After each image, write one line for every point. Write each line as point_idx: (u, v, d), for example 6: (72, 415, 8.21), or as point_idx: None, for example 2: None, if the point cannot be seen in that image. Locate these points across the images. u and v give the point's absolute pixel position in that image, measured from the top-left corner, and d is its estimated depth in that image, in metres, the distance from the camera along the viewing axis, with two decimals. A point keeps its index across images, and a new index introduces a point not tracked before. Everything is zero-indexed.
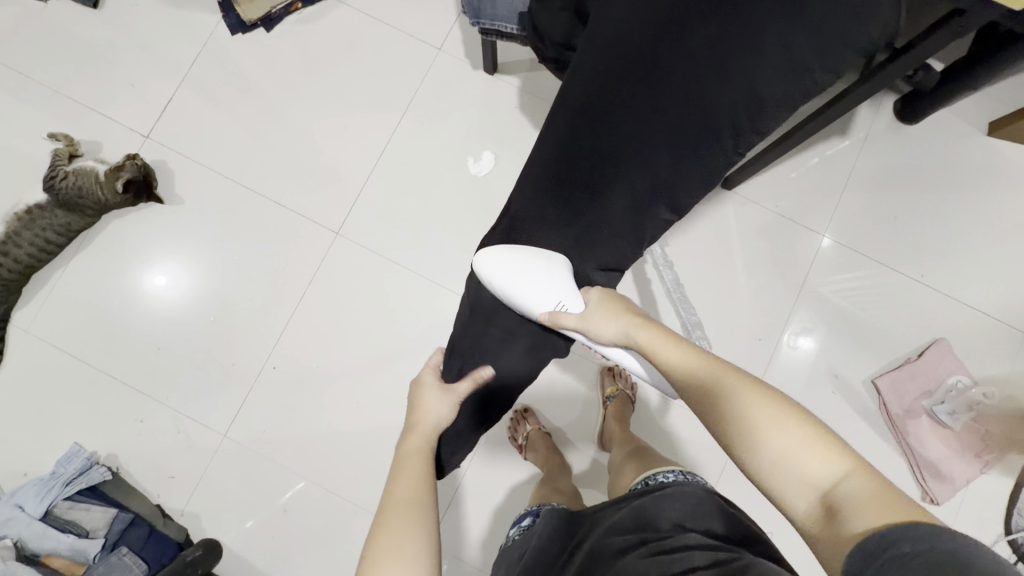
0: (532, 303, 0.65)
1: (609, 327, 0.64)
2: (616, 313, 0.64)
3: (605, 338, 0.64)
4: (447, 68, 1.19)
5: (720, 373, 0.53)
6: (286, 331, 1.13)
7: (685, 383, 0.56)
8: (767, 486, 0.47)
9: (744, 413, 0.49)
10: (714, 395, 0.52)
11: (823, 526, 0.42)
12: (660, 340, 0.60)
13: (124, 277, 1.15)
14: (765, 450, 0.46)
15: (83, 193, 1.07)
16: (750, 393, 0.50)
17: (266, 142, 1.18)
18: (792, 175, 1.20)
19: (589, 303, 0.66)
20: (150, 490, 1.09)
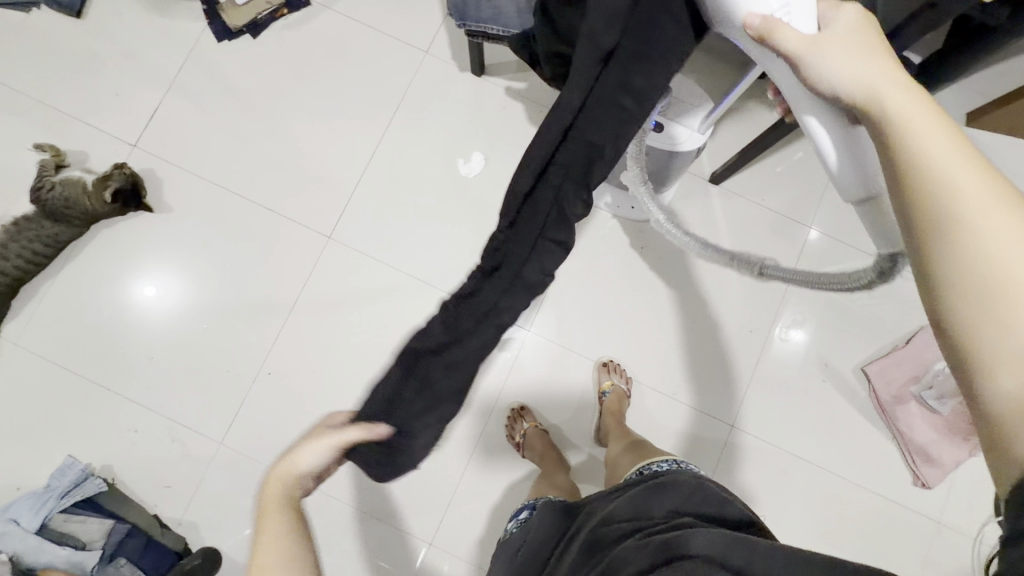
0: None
1: (847, 67, 0.37)
2: (868, 59, 0.37)
3: (830, 82, 0.38)
4: (435, 71, 1.20)
5: (994, 188, 0.32)
6: (280, 336, 1.13)
7: (927, 181, 0.33)
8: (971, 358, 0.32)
9: (1004, 231, 0.31)
10: (973, 195, 0.32)
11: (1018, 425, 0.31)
12: (922, 108, 0.35)
13: (115, 288, 1.14)
14: (1013, 319, 0.31)
15: (70, 203, 1.06)
16: (1013, 215, 0.32)
17: (255, 147, 1.18)
18: (777, 168, 1.22)
19: (830, 27, 0.39)
20: (146, 500, 1.08)
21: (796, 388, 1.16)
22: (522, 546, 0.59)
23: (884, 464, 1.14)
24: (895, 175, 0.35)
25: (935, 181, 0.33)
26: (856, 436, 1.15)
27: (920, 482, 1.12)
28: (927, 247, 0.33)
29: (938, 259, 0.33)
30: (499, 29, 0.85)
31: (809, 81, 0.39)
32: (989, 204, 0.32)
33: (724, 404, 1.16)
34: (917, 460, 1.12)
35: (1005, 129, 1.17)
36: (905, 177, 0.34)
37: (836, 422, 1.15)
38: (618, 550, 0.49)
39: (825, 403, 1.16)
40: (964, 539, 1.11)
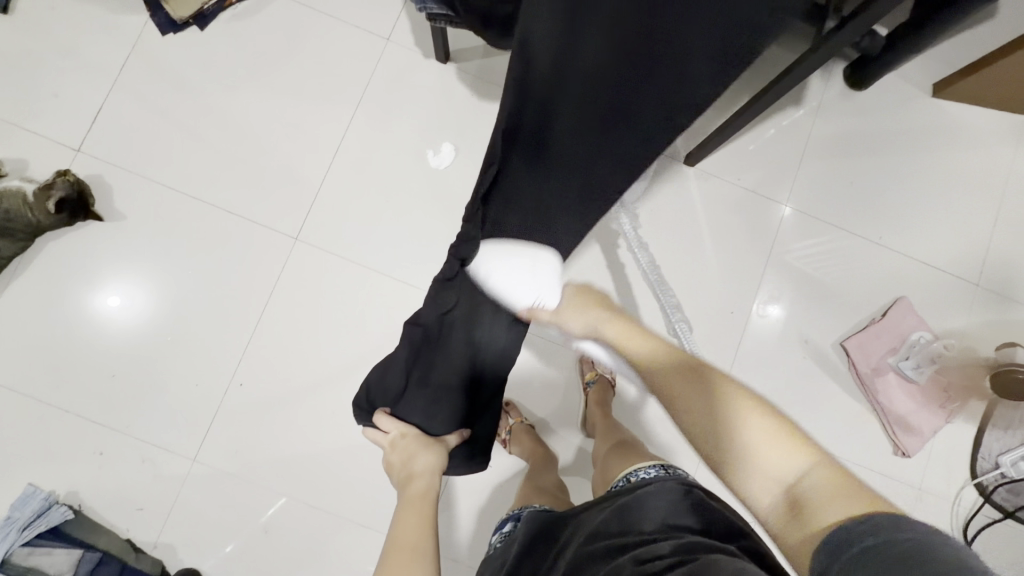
0: (512, 296, 0.58)
1: (578, 321, 0.62)
2: (583, 309, 0.62)
3: (575, 331, 0.63)
4: (398, 59, 1.15)
5: (687, 368, 0.55)
6: (251, 344, 1.08)
7: (654, 375, 0.56)
8: (742, 494, 0.49)
9: (719, 414, 0.50)
10: (686, 410, 0.53)
11: (787, 523, 0.45)
12: (630, 331, 0.60)
13: (69, 304, 1.07)
14: (737, 462, 0.49)
15: (11, 216, 0.99)
16: (702, 379, 0.53)
17: (211, 146, 1.12)
18: (752, 147, 1.21)
19: (562, 300, 0.63)
20: (116, 525, 1.02)
21: (778, 367, 1.16)
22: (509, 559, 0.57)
23: (865, 436, 1.16)
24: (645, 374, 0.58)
25: (662, 375, 0.56)
26: (839, 411, 1.16)
27: (900, 451, 1.14)
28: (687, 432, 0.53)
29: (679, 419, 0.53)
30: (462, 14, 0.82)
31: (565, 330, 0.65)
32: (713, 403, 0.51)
33: None
34: (897, 430, 1.14)
35: (970, 96, 1.19)
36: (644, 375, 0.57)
37: (818, 397, 1.16)
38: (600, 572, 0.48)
39: (807, 379, 1.16)
40: (944, 503, 1.13)
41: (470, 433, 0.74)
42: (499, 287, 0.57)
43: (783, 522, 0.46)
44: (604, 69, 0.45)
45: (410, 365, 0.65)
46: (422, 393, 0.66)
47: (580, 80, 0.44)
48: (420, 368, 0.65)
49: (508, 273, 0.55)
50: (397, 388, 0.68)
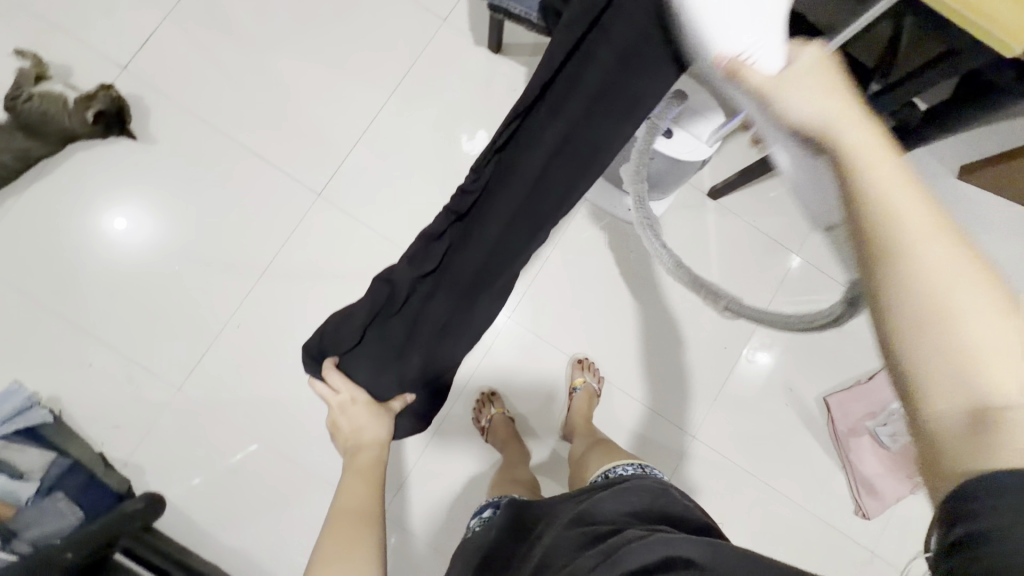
0: (719, 23, 0.37)
1: (816, 98, 0.36)
2: (824, 96, 0.36)
3: (800, 116, 0.37)
4: (450, 41, 1.17)
5: (941, 222, 0.31)
6: (255, 288, 1.10)
7: (879, 203, 0.32)
8: (911, 378, 0.31)
9: (933, 271, 0.30)
10: (905, 247, 0.31)
11: (959, 442, 0.29)
12: (870, 134, 0.34)
13: (84, 215, 1.08)
14: (938, 335, 0.30)
15: (48, 118, 1.00)
16: (953, 240, 0.31)
17: (253, 90, 1.13)
18: (770, 194, 1.23)
19: (798, 60, 0.38)
20: (91, 438, 1.04)
21: (758, 410, 1.19)
22: (484, 547, 0.59)
23: (830, 491, 1.18)
24: (846, 189, 0.34)
25: (887, 204, 0.32)
26: (810, 463, 1.18)
27: (861, 512, 1.16)
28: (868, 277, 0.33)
29: (872, 278, 0.33)
30: (522, 11, 0.83)
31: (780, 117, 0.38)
32: (921, 254, 0.31)
33: (688, 415, 1.18)
34: (861, 492, 1.16)
35: (994, 185, 1.21)
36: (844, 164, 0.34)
37: (793, 446, 1.18)
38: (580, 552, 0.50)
39: (785, 425, 1.19)
40: (891, 569, 1.16)
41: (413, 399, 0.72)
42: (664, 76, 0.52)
43: (945, 447, 0.29)
44: (585, 106, 0.44)
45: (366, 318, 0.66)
46: (374, 348, 0.66)
47: (574, 106, 0.45)
48: (371, 334, 0.66)
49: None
50: (349, 338, 0.68)
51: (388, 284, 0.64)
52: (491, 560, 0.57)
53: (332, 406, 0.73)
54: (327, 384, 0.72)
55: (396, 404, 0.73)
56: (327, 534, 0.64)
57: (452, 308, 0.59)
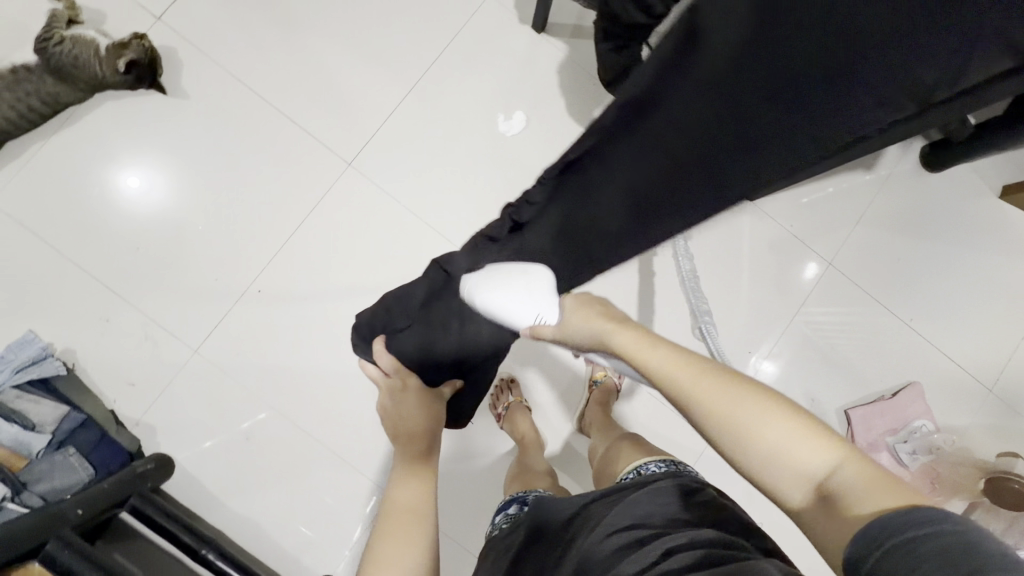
0: (515, 315, 0.65)
1: (585, 324, 0.59)
2: (590, 321, 0.59)
3: (585, 338, 0.59)
4: (492, 16, 1.13)
5: (703, 368, 0.49)
6: (277, 256, 1.08)
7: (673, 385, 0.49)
8: (772, 491, 0.44)
9: (721, 407, 0.46)
10: (693, 397, 0.47)
11: (820, 515, 0.40)
12: (637, 337, 0.54)
13: (109, 166, 1.06)
14: (754, 449, 0.44)
15: (78, 64, 0.98)
16: (714, 376, 0.48)
17: (286, 51, 1.10)
18: (803, 200, 1.20)
19: (563, 310, 0.63)
20: (104, 394, 1.02)
21: None
22: (517, 541, 0.58)
23: None
24: (663, 392, 0.51)
25: (670, 379, 0.49)
26: None
27: None
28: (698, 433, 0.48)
29: (700, 430, 0.47)
30: None
31: (576, 343, 0.62)
32: (707, 399, 0.47)
33: None
34: None
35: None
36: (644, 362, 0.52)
37: None
38: (619, 560, 0.48)
39: None
40: None
41: (463, 385, 0.82)
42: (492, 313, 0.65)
43: (816, 519, 0.40)
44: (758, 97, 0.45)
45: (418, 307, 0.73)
46: (422, 324, 0.72)
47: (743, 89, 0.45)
48: (432, 319, 0.72)
49: (493, 300, 0.64)
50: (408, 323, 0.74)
51: (443, 270, 0.71)
52: (522, 556, 0.55)
53: (381, 387, 0.79)
54: (377, 375, 0.79)
55: (444, 389, 0.81)
56: (386, 509, 0.66)
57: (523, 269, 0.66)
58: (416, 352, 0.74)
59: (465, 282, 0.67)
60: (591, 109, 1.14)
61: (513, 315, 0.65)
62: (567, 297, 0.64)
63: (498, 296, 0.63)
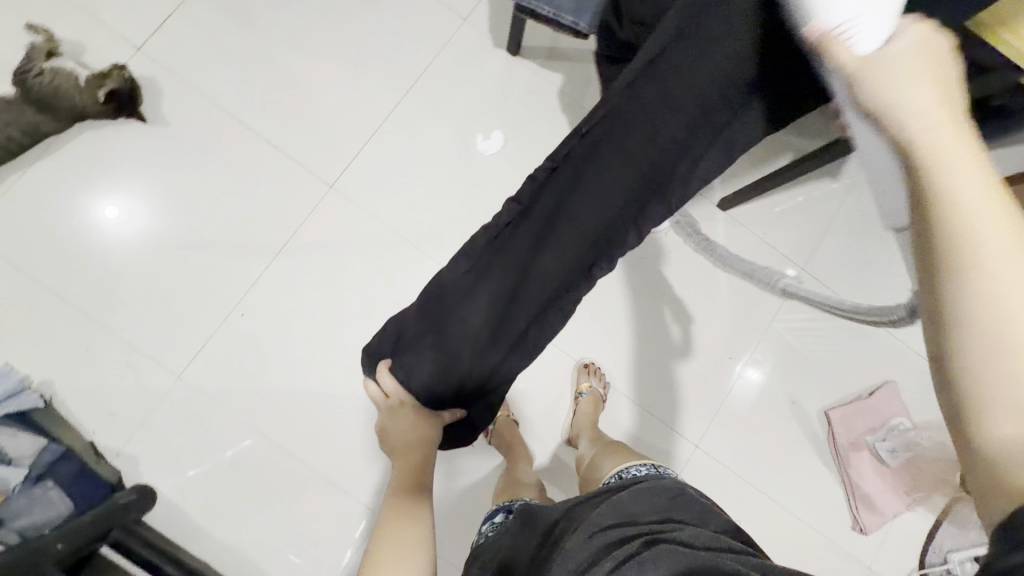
0: (823, 1, 0.40)
1: (913, 90, 0.35)
2: (921, 88, 0.34)
3: (887, 100, 0.35)
4: (468, 40, 1.17)
5: (1011, 225, 0.30)
6: (261, 278, 1.08)
7: (955, 208, 0.31)
8: (974, 406, 0.31)
9: (1007, 278, 0.30)
10: (987, 251, 0.30)
11: (1022, 470, 0.29)
12: (959, 137, 0.32)
13: (89, 195, 1.06)
14: (1010, 358, 0.30)
15: (58, 95, 0.99)
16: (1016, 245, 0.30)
17: (266, 78, 1.12)
18: (778, 208, 1.25)
19: (896, 40, 0.37)
20: (83, 425, 1.00)
21: (760, 422, 1.19)
22: (503, 548, 0.58)
23: (830, 505, 1.18)
24: (915, 199, 0.33)
25: (954, 204, 0.31)
26: (811, 476, 1.19)
27: (859, 526, 1.16)
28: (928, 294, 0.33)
29: (941, 287, 0.32)
30: (550, 12, 0.85)
31: (858, 98, 0.38)
32: (994, 253, 0.30)
33: (692, 424, 1.18)
34: (859, 505, 1.17)
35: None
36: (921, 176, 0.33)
37: (793, 458, 1.19)
38: (600, 558, 0.48)
39: (787, 438, 1.19)
40: None
41: (466, 415, 0.75)
42: None
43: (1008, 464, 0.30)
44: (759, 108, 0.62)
45: (423, 325, 0.68)
46: (430, 344, 0.68)
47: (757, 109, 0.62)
48: (424, 323, 0.68)
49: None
50: (398, 336, 0.72)
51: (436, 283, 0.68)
52: (507, 562, 0.55)
53: (380, 407, 0.74)
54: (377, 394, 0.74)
55: (449, 416, 0.74)
56: (379, 532, 0.71)
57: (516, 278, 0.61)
58: (427, 378, 0.68)
59: None
60: (567, 127, 1.18)
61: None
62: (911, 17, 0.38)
63: None
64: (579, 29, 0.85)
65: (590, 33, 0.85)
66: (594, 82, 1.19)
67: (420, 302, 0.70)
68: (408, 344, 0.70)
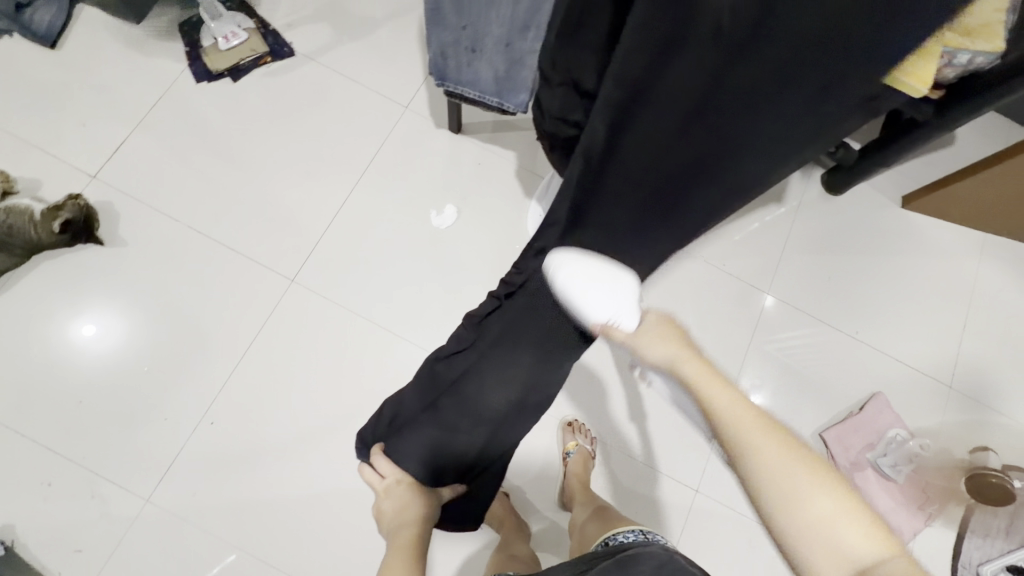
0: (588, 310, 0.62)
1: (659, 349, 0.57)
2: (670, 347, 0.57)
3: (652, 358, 0.58)
4: (412, 126, 1.24)
5: (768, 425, 0.50)
6: (228, 382, 1.06)
7: (727, 424, 0.51)
8: (797, 551, 0.47)
9: (779, 470, 0.48)
10: (763, 457, 0.49)
11: None
12: (716, 383, 0.53)
13: (47, 325, 1.05)
14: (801, 514, 0.47)
15: (12, 232, 1.02)
16: (772, 439, 0.50)
17: (220, 187, 1.16)
18: (735, 238, 1.28)
19: (645, 323, 0.60)
20: (48, 568, 0.95)
21: None
22: None
23: None
24: (716, 432, 0.52)
25: (734, 430, 0.50)
26: None
27: None
28: (749, 494, 0.50)
29: (751, 484, 0.49)
30: (476, 94, 0.92)
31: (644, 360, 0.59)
32: (767, 454, 0.49)
33: (691, 470, 1.13)
34: None
35: (938, 209, 1.30)
36: (711, 413, 0.52)
37: None
38: None
39: None
40: None
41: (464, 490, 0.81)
42: (571, 290, 0.62)
43: None
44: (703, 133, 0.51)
45: (420, 406, 0.76)
46: (430, 421, 0.75)
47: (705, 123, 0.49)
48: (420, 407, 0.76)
49: (575, 273, 0.61)
50: (395, 422, 0.80)
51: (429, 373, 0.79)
52: None
53: (377, 490, 0.79)
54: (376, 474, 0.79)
55: (446, 492, 0.80)
56: None
57: (489, 366, 0.72)
58: (425, 455, 0.75)
59: (550, 258, 0.63)
60: (516, 191, 1.22)
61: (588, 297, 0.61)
62: (647, 311, 0.62)
63: (589, 280, 0.61)
64: (505, 107, 0.92)
65: (514, 111, 0.92)
66: (537, 146, 1.25)
67: (417, 386, 0.79)
68: (402, 429, 0.77)
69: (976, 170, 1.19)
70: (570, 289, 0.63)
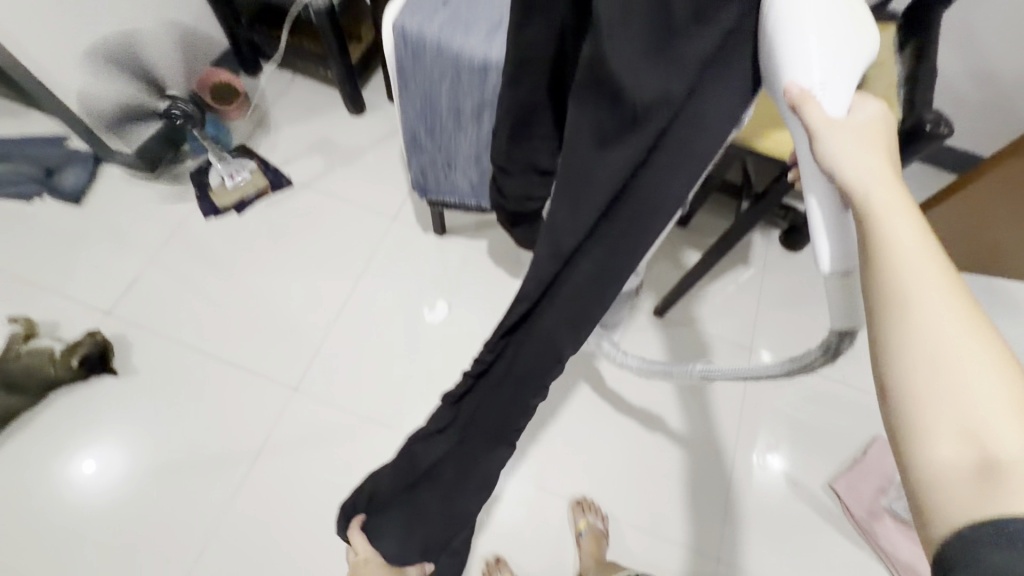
0: (798, 60, 0.40)
1: (848, 145, 0.40)
2: (861, 147, 0.40)
3: (834, 154, 0.40)
4: (401, 234, 1.36)
5: (947, 276, 0.36)
6: (236, 498, 1.08)
7: (886, 247, 0.37)
8: (913, 432, 0.35)
9: (938, 329, 0.35)
10: (924, 308, 0.35)
11: (968, 488, 0.33)
12: (900, 206, 0.38)
13: (58, 460, 1.08)
14: (940, 393, 0.34)
15: (33, 371, 1.11)
16: (942, 271, 0.36)
17: (226, 307, 1.25)
18: (712, 300, 1.37)
19: (852, 114, 0.41)
20: None
21: (771, 514, 1.14)
22: None
23: None
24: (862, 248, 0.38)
25: (893, 229, 0.37)
26: (843, 561, 1.11)
27: None
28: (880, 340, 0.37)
29: (888, 333, 0.36)
30: (456, 200, 1.03)
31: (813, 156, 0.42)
32: (935, 307, 0.35)
33: (704, 537, 1.13)
34: None
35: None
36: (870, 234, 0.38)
37: (818, 546, 1.12)
38: None
39: (804, 524, 1.14)
40: None
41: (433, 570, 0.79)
42: (779, 34, 0.40)
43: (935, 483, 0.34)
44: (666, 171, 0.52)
45: (396, 485, 0.75)
46: (406, 502, 0.72)
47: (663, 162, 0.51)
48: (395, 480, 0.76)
49: (808, 7, 0.39)
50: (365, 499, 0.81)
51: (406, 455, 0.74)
52: None
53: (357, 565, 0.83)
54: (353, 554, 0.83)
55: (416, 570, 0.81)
56: None
57: (461, 446, 0.67)
58: (396, 550, 0.74)
59: None
60: (501, 281, 1.32)
61: (793, 61, 0.40)
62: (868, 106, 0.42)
63: (809, 26, 0.39)
64: (482, 206, 1.03)
65: (491, 208, 1.03)
66: None
67: (394, 467, 0.77)
68: (382, 507, 0.76)
69: (924, 211, 1.30)
70: (780, 22, 0.40)
